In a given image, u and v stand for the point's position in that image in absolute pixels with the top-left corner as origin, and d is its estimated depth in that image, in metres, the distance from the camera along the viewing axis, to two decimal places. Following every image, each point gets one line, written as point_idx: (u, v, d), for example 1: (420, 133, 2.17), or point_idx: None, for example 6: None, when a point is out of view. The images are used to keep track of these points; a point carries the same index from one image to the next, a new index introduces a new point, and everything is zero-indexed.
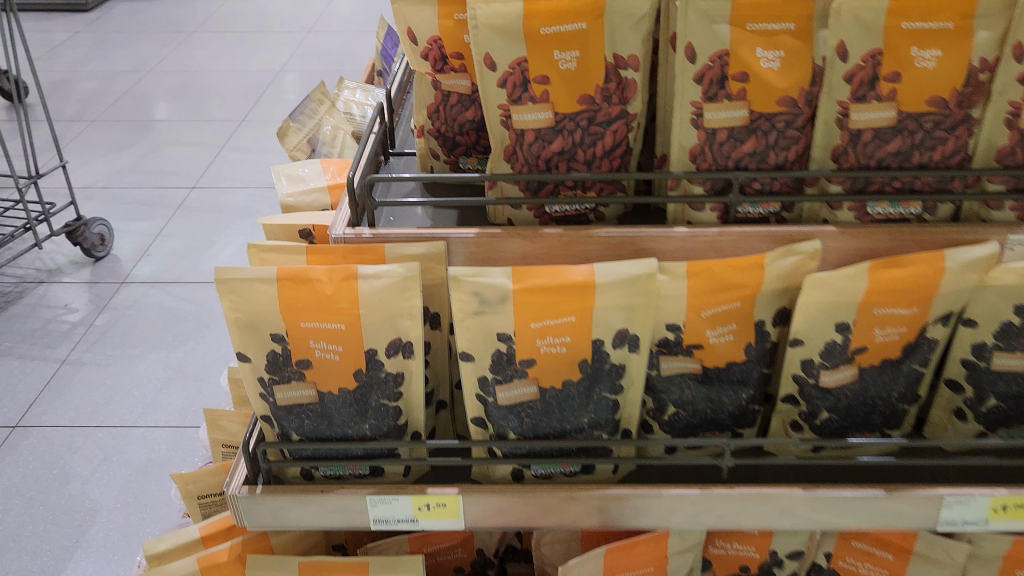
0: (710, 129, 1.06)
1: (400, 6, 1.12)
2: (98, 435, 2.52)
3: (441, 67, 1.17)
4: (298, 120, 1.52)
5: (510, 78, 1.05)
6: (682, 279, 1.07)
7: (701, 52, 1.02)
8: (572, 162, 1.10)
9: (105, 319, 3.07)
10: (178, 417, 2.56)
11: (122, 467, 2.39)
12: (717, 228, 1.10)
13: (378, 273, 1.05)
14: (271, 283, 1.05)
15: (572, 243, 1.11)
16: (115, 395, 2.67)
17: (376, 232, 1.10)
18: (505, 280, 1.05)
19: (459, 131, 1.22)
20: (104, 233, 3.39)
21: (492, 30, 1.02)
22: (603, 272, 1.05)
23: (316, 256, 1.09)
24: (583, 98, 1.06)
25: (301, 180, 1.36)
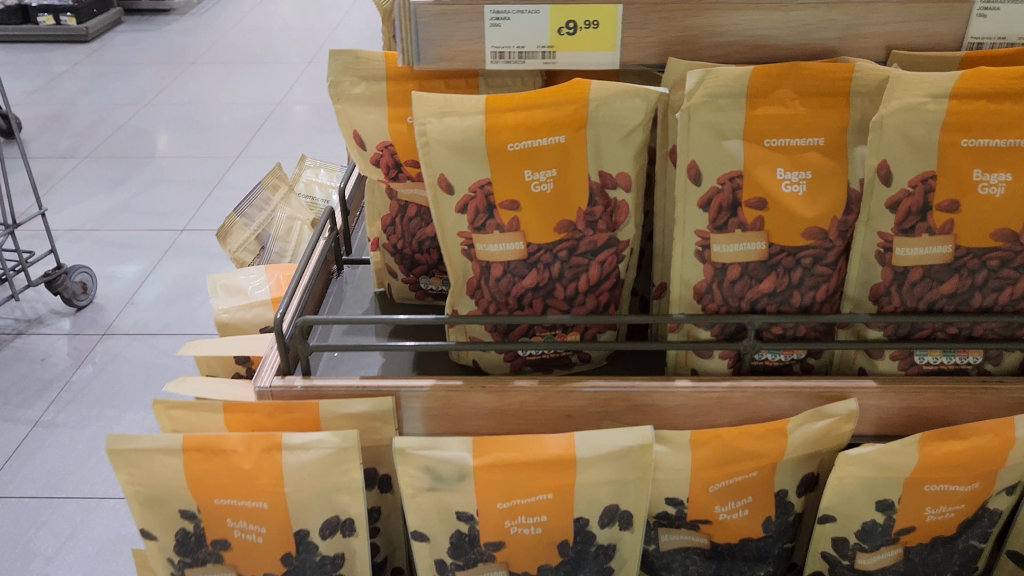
0: (719, 264, 0.85)
1: (343, 106, 0.93)
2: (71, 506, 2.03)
3: (395, 175, 0.97)
4: (247, 215, 1.32)
5: (471, 202, 0.85)
6: (684, 448, 0.86)
7: (708, 172, 0.83)
8: (549, 300, 0.89)
9: (87, 370, 2.52)
10: None
11: (93, 543, 1.91)
12: (730, 381, 0.88)
13: (308, 443, 0.85)
14: (175, 454, 0.85)
15: (549, 398, 0.90)
16: (89, 457, 2.18)
17: (309, 386, 0.90)
18: (465, 453, 0.84)
19: (419, 249, 1.02)
20: (86, 281, 2.79)
21: (447, 147, 0.83)
22: (585, 443, 0.84)
23: (236, 415, 0.89)
24: (562, 225, 0.86)
25: (241, 290, 1.17)
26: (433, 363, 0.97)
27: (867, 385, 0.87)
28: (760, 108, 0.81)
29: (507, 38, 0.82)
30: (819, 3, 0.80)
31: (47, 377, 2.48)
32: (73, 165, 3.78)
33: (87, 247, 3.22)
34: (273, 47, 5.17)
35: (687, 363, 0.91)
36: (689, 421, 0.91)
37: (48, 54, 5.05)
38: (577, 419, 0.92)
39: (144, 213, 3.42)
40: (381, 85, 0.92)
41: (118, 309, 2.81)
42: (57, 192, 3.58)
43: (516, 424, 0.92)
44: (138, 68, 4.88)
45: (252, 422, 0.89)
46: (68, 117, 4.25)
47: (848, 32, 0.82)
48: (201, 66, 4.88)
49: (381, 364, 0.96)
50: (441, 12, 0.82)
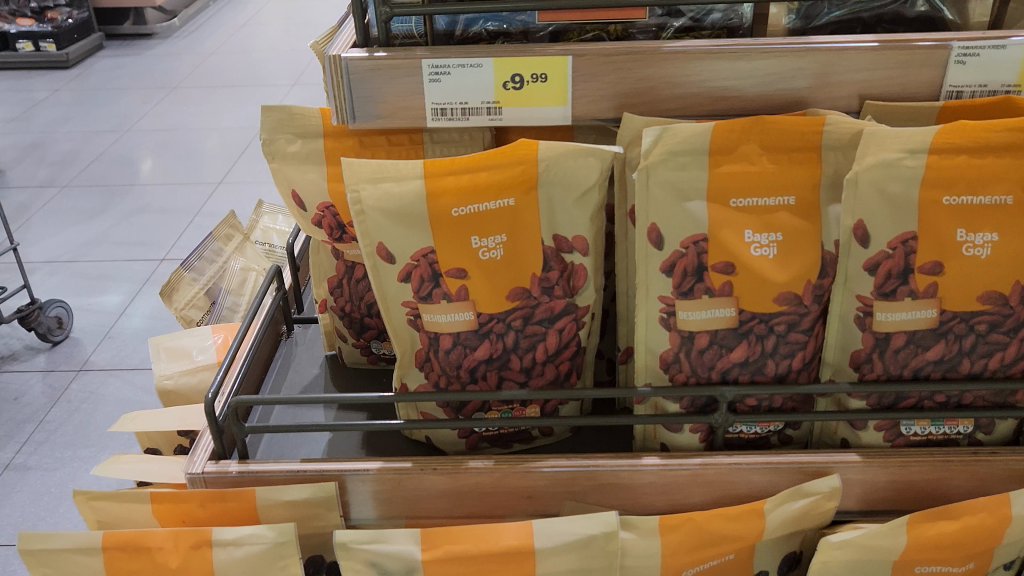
0: (686, 332, 0.78)
1: (279, 165, 0.86)
2: None
3: (339, 236, 0.90)
4: (196, 268, 1.25)
5: (414, 270, 0.78)
6: (653, 534, 0.78)
7: (670, 235, 0.76)
8: (504, 372, 0.82)
9: (60, 410, 2.42)
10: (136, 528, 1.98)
11: None
12: (702, 457, 0.81)
13: (241, 538, 0.77)
14: (94, 553, 0.78)
15: (507, 479, 0.83)
16: (61, 505, 2.08)
17: (245, 472, 0.82)
18: (412, 547, 0.77)
19: (369, 312, 0.95)
20: (61, 316, 2.70)
21: (385, 215, 0.76)
22: (544, 532, 0.77)
23: (165, 506, 0.82)
24: (515, 292, 0.79)
25: (185, 353, 1.10)
26: (384, 439, 0.90)
27: (850, 460, 0.80)
28: (724, 166, 0.75)
29: (448, 94, 0.76)
30: (785, 51, 0.73)
31: (20, 417, 2.39)
32: (50, 196, 3.70)
33: (63, 280, 3.11)
34: (255, 70, 5.11)
35: (656, 436, 0.84)
36: (659, 500, 0.83)
37: (27, 81, 4.97)
38: (538, 500, 0.84)
39: (122, 242, 3.33)
40: (318, 142, 0.85)
41: (95, 344, 2.72)
42: (33, 223, 3.50)
43: (472, 506, 0.85)
44: (118, 93, 4.80)
45: (183, 513, 0.82)
46: (46, 145, 4.16)
47: (818, 81, 0.75)
48: (183, 91, 4.81)
49: (326, 444, 0.90)
50: (374, 68, 0.75)
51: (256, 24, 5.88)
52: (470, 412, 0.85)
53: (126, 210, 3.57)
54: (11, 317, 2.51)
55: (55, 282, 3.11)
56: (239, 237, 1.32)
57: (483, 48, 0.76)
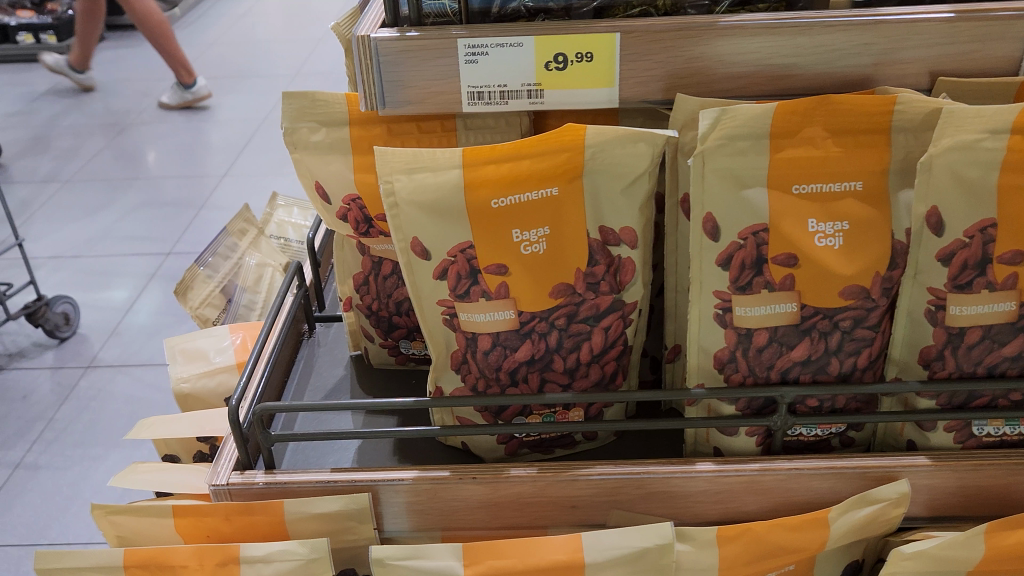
0: (743, 329, 0.73)
1: (301, 156, 0.81)
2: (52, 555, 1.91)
3: (365, 230, 0.85)
4: (211, 265, 1.19)
5: (451, 267, 0.73)
6: (710, 546, 0.73)
7: (726, 226, 0.70)
8: (547, 374, 0.77)
9: (68, 408, 2.38)
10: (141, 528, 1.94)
11: None
12: (759, 462, 0.76)
13: (270, 555, 0.72)
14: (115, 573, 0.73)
15: (550, 488, 0.77)
16: (70, 505, 2.04)
17: (271, 483, 0.77)
18: (454, 563, 0.72)
19: (397, 310, 0.90)
20: (68, 312, 2.64)
21: (419, 209, 0.70)
22: (594, 546, 0.72)
23: (187, 521, 0.77)
24: (558, 289, 0.74)
25: (202, 355, 1.05)
26: (417, 444, 0.85)
27: (919, 464, 0.74)
28: (786, 150, 0.69)
29: (485, 77, 0.71)
30: (851, 25, 0.67)
31: (28, 415, 2.35)
32: (54, 190, 3.64)
33: (69, 276, 3.06)
34: (258, 59, 5.04)
35: (708, 441, 0.79)
36: (713, 509, 0.78)
37: (29, 76, 4.90)
38: (583, 509, 0.79)
39: (128, 236, 3.29)
40: (343, 131, 0.80)
41: (102, 340, 2.68)
42: (37, 218, 3.45)
43: (513, 516, 0.80)
44: (121, 86, 4.74)
45: (207, 529, 0.77)
46: (49, 140, 4.11)
47: (886, 57, 0.69)
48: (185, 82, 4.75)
49: (354, 453, 0.85)
50: (406, 49, 0.70)
51: (257, 14, 5.81)
52: (509, 417, 0.80)
53: (131, 204, 3.52)
54: (17, 314, 2.46)
55: (61, 277, 3.06)
56: (254, 231, 1.27)
57: (523, 25, 0.70)
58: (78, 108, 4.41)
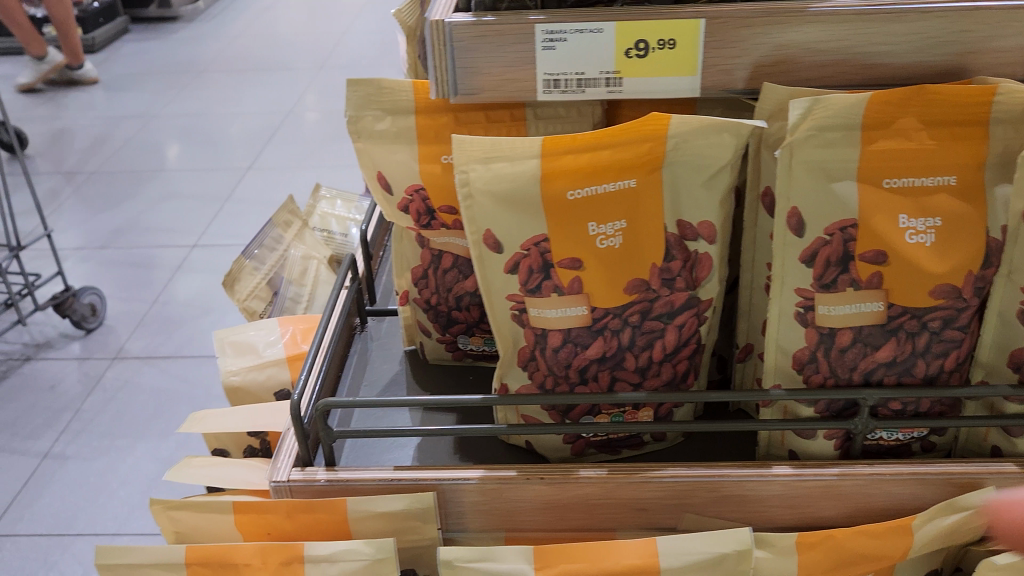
0: (826, 328, 0.70)
1: (364, 145, 0.79)
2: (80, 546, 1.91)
3: (427, 222, 0.83)
4: (257, 257, 1.17)
5: (523, 261, 0.70)
6: (788, 552, 0.71)
7: (812, 221, 0.68)
8: (618, 372, 0.75)
9: (95, 399, 2.37)
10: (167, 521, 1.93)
11: None
12: (838, 467, 0.73)
13: (335, 555, 0.71)
14: (176, 570, 0.71)
15: (620, 490, 0.75)
16: (97, 496, 2.04)
17: (334, 481, 0.75)
18: (523, 566, 0.69)
19: (457, 305, 0.88)
20: (94, 303, 2.64)
21: (494, 200, 0.68)
22: (669, 551, 0.69)
23: (248, 518, 0.75)
24: (632, 285, 0.71)
25: (251, 348, 1.04)
26: (478, 442, 0.83)
27: (1006, 471, 0.71)
28: (878, 142, 0.66)
29: (562, 64, 0.68)
30: (949, 12, 0.64)
31: (56, 406, 2.35)
32: (80, 182, 3.66)
33: (96, 266, 3.06)
34: (282, 52, 5.04)
35: (783, 443, 0.76)
36: (787, 514, 0.76)
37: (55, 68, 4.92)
38: (652, 513, 0.77)
39: (154, 228, 3.29)
40: (409, 119, 0.77)
41: (128, 332, 2.67)
42: (63, 209, 3.46)
43: (580, 518, 0.77)
44: (146, 77, 4.75)
45: (268, 526, 0.75)
46: (75, 131, 4.12)
47: (984, 46, 0.66)
48: (209, 75, 4.76)
49: (414, 450, 0.83)
50: (481, 35, 0.67)
51: (280, 7, 5.81)
52: (577, 416, 0.78)
53: (156, 196, 3.53)
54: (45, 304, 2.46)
55: (88, 268, 3.06)
56: (299, 223, 1.26)
57: (603, 11, 0.67)
58: (104, 99, 4.42)
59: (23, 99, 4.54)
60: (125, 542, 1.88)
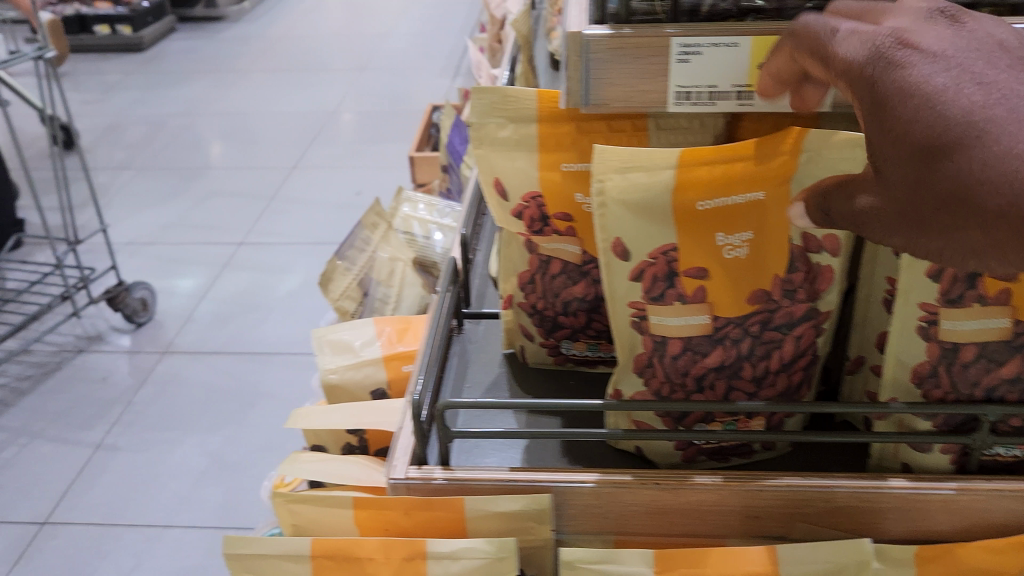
0: (950, 343, 0.71)
1: (483, 152, 0.81)
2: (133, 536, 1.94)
3: (540, 228, 0.84)
4: (348, 257, 1.20)
5: (649, 269, 0.72)
6: (906, 564, 0.71)
7: None
8: (734, 381, 0.76)
9: (146, 391, 2.41)
10: (218, 514, 1.96)
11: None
12: (955, 482, 0.74)
13: (457, 552, 0.72)
14: (303, 562, 0.73)
15: (733, 498, 0.76)
16: (149, 487, 2.07)
17: (451, 480, 0.77)
18: (644, 569, 0.71)
19: (563, 310, 0.89)
20: (144, 298, 2.68)
21: (627, 208, 0.70)
22: (789, 559, 0.70)
23: (368, 513, 0.77)
24: (755, 296, 0.72)
25: (349, 346, 1.06)
26: (585, 446, 0.84)
27: None
28: None
29: (695, 77, 0.69)
30: None
31: (109, 397, 2.39)
32: (131, 177, 3.72)
33: (146, 262, 3.11)
34: (327, 54, 5.09)
35: (896, 456, 0.77)
36: (899, 527, 0.76)
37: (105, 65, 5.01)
38: (763, 521, 0.77)
39: (203, 225, 3.34)
40: (532, 127, 0.79)
41: (176, 327, 2.71)
42: (114, 204, 3.52)
43: (690, 525, 0.78)
44: (193, 77, 4.82)
45: (386, 522, 0.77)
46: (126, 128, 4.20)
47: None
48: (255, 75, 4.82)
49: (522, 452, 0.84)
50: (617, 47, 0.69)
51: (324, 9, 5.87)
52: (690, 424, 0.79)
53: (205, 193, 3.58)
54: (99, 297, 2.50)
55: (138, 263, 3.11)
56: (385, 225, 1.28)
57: (738, 25, 0.68)
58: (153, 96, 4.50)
59: (73, 94, 4.62)
60: (176, 534, 1.92)
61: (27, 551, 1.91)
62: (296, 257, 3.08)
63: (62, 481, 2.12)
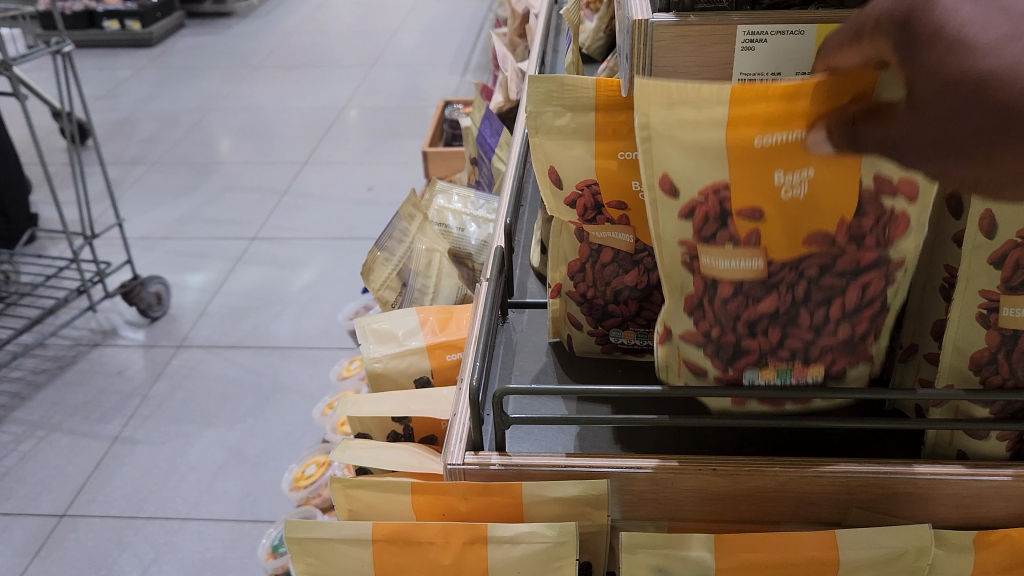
0: (1009, 330, 0.71)
1: (539, 139, 0.81)
2: (153, 528, 1.95)
3: (592, 216, 0.85)
4: (387, 249, 1.19)
5: (699, 208, 0.71)
6: (964, 550, 0.71)
7: (1005, 223, 0.68)
8: (790, 327, 0.75)
9: (164, 385, 2.42)
10: (237, 507, 1.97)
11: (177, 568, 1.83)
12: (1012, 469, 0.74)
13: (517, 536, 0.73)
14: (364, 545, 0.74)
15: (789, 484, 0.76)
16: (168, 479, 2.08)
17: (508, 466, 0.78)
18: (704, 553, 0.71)
19: (613, 299, 0.90)
20: (160, 292, 2.68)
21: (677, 144, 0.69)
22: (848, 543, 0.70)
23: (425, 498, 0.78)
24: (813, 237, 0.70)
25: (391, 336, 1.06)
26: (636, 434, 0.85)
27: None
28: None
29: (760, 65, 0.70)
30: None
31: (127, 390, 2.39)
32: (144, 172, 3.73)
33: (160, 256, 3.11)
34: (337, 50, 5.08)
35: (952, 443, 0.77)
36: (953, 513, 0.77)
37: (114, 60, 5.01)
38: (818, 507, 0.78)
39: (216, 220, 3.34)
40: (589, 116, 0.79)
41: (191, 321, 2.72)
42: (126, 199, 3.53)
43: (745, 511, 0.79)
44: (203, 72, 4.82)
45: (444, 506, 0.78)
46: (136, 123, 4.20)
47: None
48: (264, 70, 4.82)
49: (575, 437, 0.85)
50: (683, 35, 0.69)
51: (333, 5, 5.87)
52: (741, 367, 0.78)
53: (217, 188, 3.58)
54: (116, 291, 2.50)
55: (152, 258, 3.12)
56: (420, 216, 1.28)
57: (804, 13, 0.69)
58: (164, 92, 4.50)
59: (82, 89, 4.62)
60: (195, 527, 1.92)
61: (48, 543, 1.92)
62: (310, 252, 3.09)
63: (81, 473, 2.12)
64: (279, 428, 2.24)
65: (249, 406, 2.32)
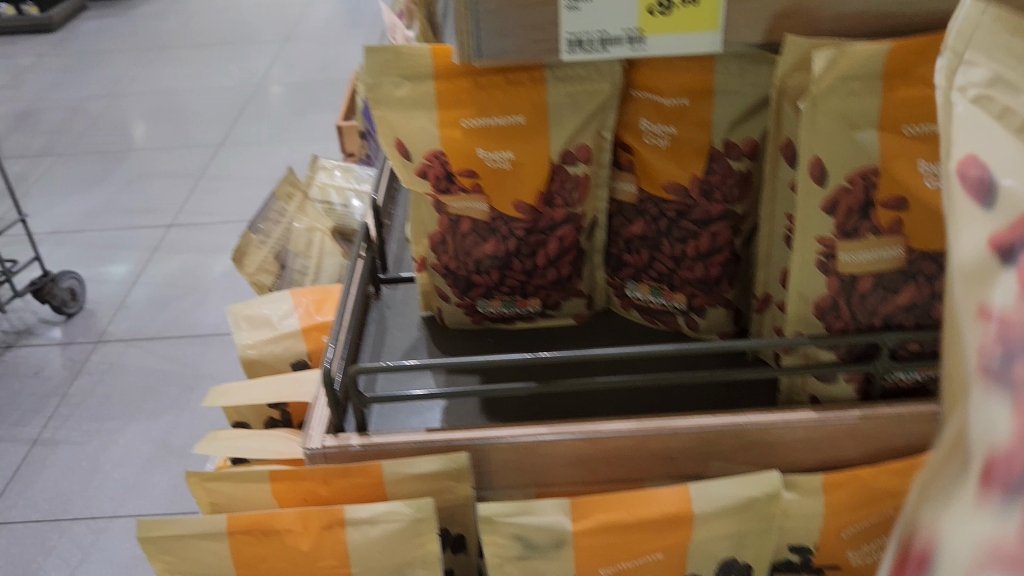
0: (847, 276, 0.72)
1: (382, 111, 0.79)
2: (81, 528, 1.89)
3: (446, 186, 0.83)
4: (262, 231, 1.15)
5: None
6: (815, 493, 0.74)
7: (834, 170, 0.69)
8: None
9: (79, 382, 2.34)
10: (162, 499, 1.93)
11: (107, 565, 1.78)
12: (859, 410, 0.76)
13: (375, 517, 0.72)
14: (221, 539, 0.73)
15: (648, 442, 0.77)
16: (93, 477, 2.02)
17: (368, 446, 0.77)
18: (561, 517, 0.72)
19: (476, 269, 0.88)
20: (73, 288, 2.59)
21: None
22: (702, 496, 0.72)
23: (285, 486, 0.76)
24: None
25: (266, 321, 1.04)
26: (503, 403, 0.85)
27: None
28: (900, 91, 0.66)
29: (583, 23, 0.67)
30: None
31: (41, 390, 2.31)
32: (49, 164, 3.58)
33: (70, 249, 3.00)
34: (250, 25, 4.92)
35: (804, 389, 0.79)
36: (810, 457, 0.78)
37: (11, 48, 4.78)
38: (680, 462, 0.79)
39: (128, 208, 3.23)
40: (428, 85, 0.77)
41: (106, 314, 2.64)
42: (32, 193, 3.39)
43: (610, 471, 0.80)
44: (110, 55, 4.62)
45: (306, 492, 0.77)
46: (39, 113, 4.03)
47: None
48: (172, 50, 4.65)
49: (441, 411, 0.84)
50: None
51: None
52: None
53: (128, 176, 3.46)
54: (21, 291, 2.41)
55: (62, 252, 3.00)
56: (300, 195, 1.26)
57: None
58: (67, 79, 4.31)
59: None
60: (119, 524, 1.88)
61: None
62: (227, 235, 3.01)
63: None
64: (201, 417, 2.20)
65: (169, 397, 2.26)
